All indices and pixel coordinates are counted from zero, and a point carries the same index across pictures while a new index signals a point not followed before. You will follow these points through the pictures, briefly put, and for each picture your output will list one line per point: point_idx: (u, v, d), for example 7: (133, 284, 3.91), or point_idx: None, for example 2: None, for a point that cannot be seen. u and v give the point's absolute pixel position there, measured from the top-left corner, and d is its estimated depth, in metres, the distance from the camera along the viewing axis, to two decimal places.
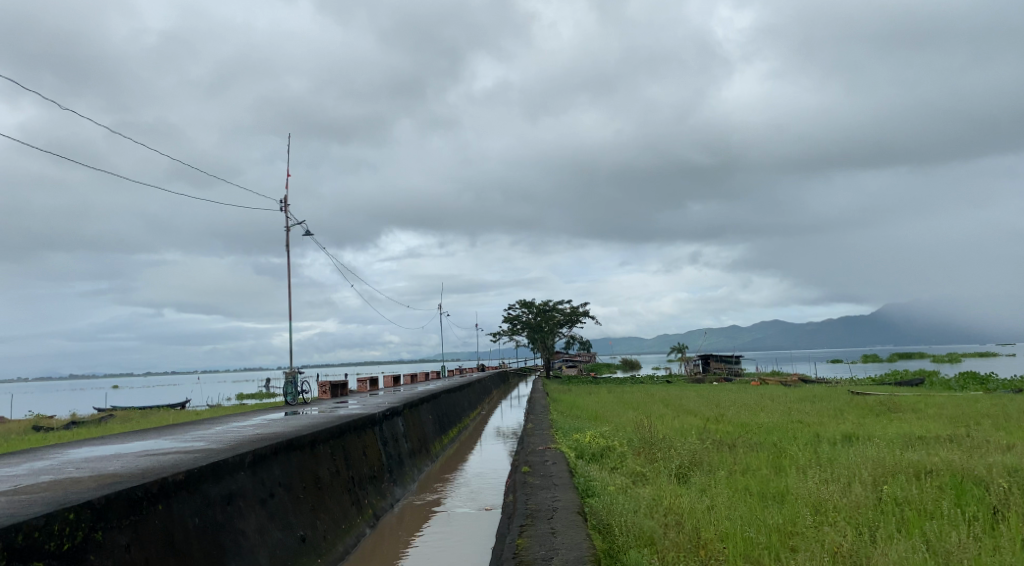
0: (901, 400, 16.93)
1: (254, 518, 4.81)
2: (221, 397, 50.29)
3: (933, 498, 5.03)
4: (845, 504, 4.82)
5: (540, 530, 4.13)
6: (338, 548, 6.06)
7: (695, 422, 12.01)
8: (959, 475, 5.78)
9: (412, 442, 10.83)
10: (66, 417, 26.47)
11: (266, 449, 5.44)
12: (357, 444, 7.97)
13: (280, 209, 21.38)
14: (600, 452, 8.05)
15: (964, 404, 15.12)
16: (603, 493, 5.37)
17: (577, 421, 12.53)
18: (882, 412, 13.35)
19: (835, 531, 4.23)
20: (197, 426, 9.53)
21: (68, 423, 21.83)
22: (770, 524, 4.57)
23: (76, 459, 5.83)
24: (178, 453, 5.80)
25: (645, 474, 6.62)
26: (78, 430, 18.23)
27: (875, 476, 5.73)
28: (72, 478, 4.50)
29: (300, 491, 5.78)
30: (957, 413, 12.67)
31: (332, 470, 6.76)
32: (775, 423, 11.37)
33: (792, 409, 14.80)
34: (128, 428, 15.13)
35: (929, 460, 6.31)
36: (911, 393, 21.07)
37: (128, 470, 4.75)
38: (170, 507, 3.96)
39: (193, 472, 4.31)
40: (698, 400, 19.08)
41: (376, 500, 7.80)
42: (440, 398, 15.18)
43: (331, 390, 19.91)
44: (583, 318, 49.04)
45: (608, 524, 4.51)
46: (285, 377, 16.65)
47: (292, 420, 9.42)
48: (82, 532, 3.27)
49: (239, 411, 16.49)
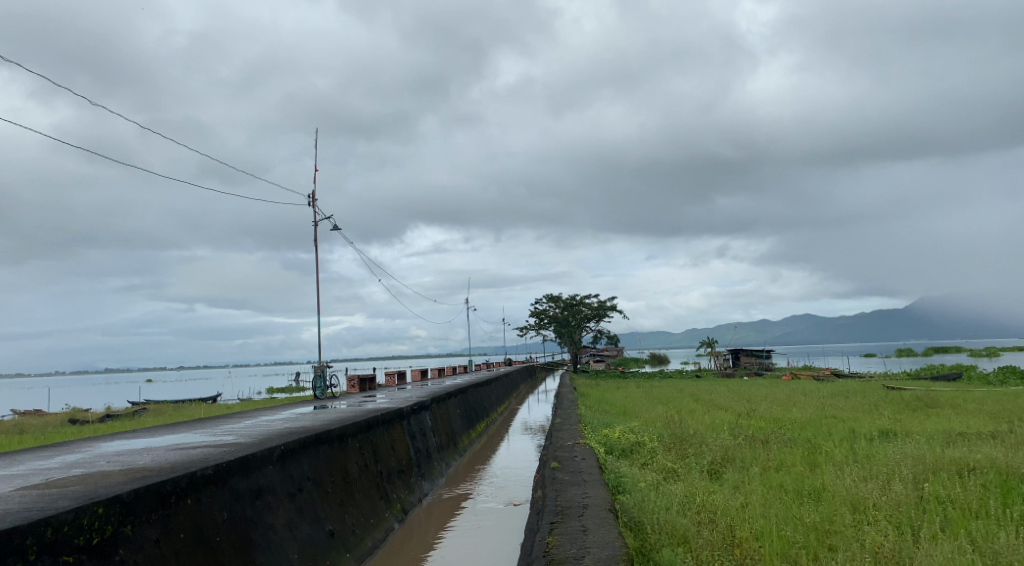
0: (940, 394, 16.40)
1: (283, 512, 4.83)
2: (253, 391, 51.18)
3: (979, 497, 4.83)
4: (886, 502, 4.64)
5: (571, 527, 4.06)
6: (367, 542, 6.07)
7: (726, 418, 11.84)
8: (1004, 472, 5.56)
9: (440, 437, 10.84)
10: (104, 411, 27.16)
11: (294, 443, 5.46)
12: (386, 438, 7.99)
13: (307, 205, 21.50)
14: (630, 449, 7.93)
15: (1006, 399, 14.65)
16: (635, 490, 5.28)
17: (605, 416, 12.45)
18: (920, 408, 12.97)
19: (875, 530, 4.08)
20: (227, 420, 9.66)
21: (104, 417, 22.36)
22: (808, 522, 4.44)
23: (108, 452, 5.93)
24: (207, 447, 5.86)
25: (676, 470, 6.52)
26: (114, 423, 18.69)
27: (915, 473, 5.55)
28: (103, 472, 4.58)
29: (329, 485, 5.80)
30: (1001, 410, 12.22)
31: (360, 464, 6.78)
32: (808, 419, 11.10)
33: (826, 404, 14.48)
34: (162, 422, 15.42)
35: (971, 457, 6.08)
36: (949, 387, 20.50)
37: (158, 464, 4.79)
38: (199, 502, 3.98)
39: (221, 466, 4.33)
40: (729, 395, 18.75)
41: (405, 494, 7.82)
42: (468, 393, 15.18)
43: (359, 385, 20.10)
44: (610, 313, 48.70)
45: (639, 522, 4.42)
46: (314, 371, 16.79)
47: (321, 415, 9.48)
48: (110, 527, 3.30)
49: (269, 405, 16.71)
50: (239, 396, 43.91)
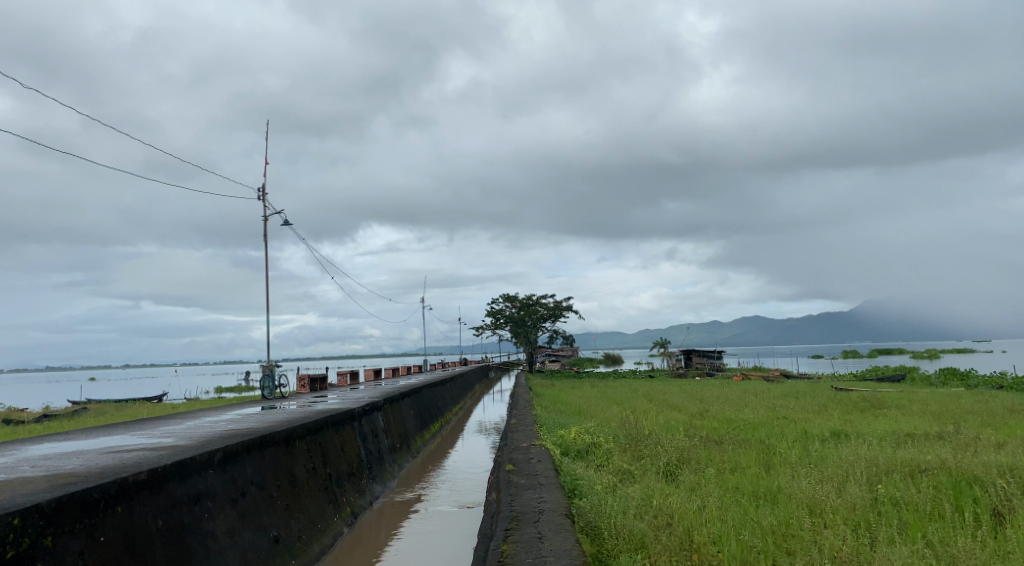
0: (886, 395, 16.84)
1: (223, 519, 4.54)
2: (203, 391, 49.71)
3: (932, 499, 4.91)
4: (842, 506, 4.65)
5: (526, 535, 3.91)
6: (314, 548, 5.80)
7: (681, 418, 11.88)
8: (954, 474, 5.66)
9: (392, 438, 10.57)
10: (37, 411, 25.80)
11: (237, 446, 5.15)
12: (335, 440, 7.70)
13: (257, 198, 20.75)
14: (586, 449, 7.86)
15: (948, 400, 15.20)
16: (590, 493, 5.17)
17: (561, 416, 12.38)
18: (867, 409, 13.30)
19: (834, 534, 4.06)
20: (168, 421, 9.13)
21: (39, 417, 21.18)
22: (765, 526, 4.42)
23: (34, 455, 5.52)
24: (143, 450, 5.50)
25: (631, 472, 6.46)
26: (51, 423, 17.82)
27: (869, 475, 5.62)
28: (24, 477, 4.19)
29: (274, 489, 5.51)
30: (943, 411, 12.68)
31: (308, 467, 6.49)
32: (761, 420, 11.22)
33: (777, 405, 14.72)
34: (99, 422, 14.65)
35: (922, 459, 6.19)
36: (894, 389, 21.12)
37: (87, 468, 4.45)
38: (131, 510, 3.68)
39: (156, 471, 4.02)
40: (683, 395, 18.99)
41: (355, 498, 7.56)
42: (422, 393, 14.89)
43: (310, 384, 19.56)
44: (566, 313, 48.90)
45: (597, 526, 4.30)
46: (262, 371, 16.24)
47: (268, 415, 9.10)
48: (28, 539, 2.98)
49: (214, 406, 16.04)
50: (187, 395, 42.52)
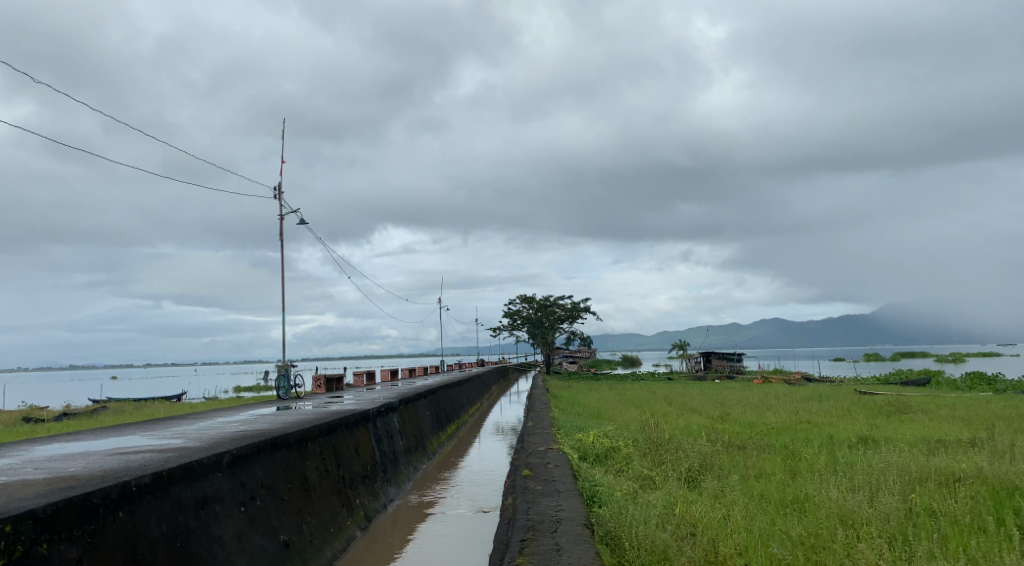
0: (913, 400, 16.32)
1: (231, 523, 4.41)
2: (219, 390, 49.89)
3: (971, 511, 4.65)
4: (876, 517, 4.42)
5: (543, 546, 3.72)
6: (326, 553, 5.66)
7: (701, 422, 11.61)
8: (993, 483, 5.39)
9: (407, 440, 10.42)
10: (59, 409, 26.00)
11: (247, 448, 5.02)
12: (349, 442, 7.55)
13: (274, 198, 20.76)
14: (605, 454, 7.66)
15: (976, 405, 14.74)
16: (610, 501, 4.97)
17: (579, 419, 12.16)
18: (892, 413, 12.91)
19: (868, 548, 3.83)
20: (181, 421, 9.03)
21: (60, 415, 21.34)
22: (794, 537, 4.19)
23: (38, 457, 5.41)
24: (151, 452, 5.38)
25: (652, 478, 6.27)
26: (70, 421, 18.07)
27: (902, 484, 5.36)
28: (25, 481, 4.07)
29: (285, 493, 5.38)
30: (972, 415, 12.33)
31: (321, 469, 6.35)
32: (785, 424, 10.92)
33: (800, 408, 14.40)
34: (114, 422, 14.59)
35: (957, 466, 5.92)
36: (920, 392, 20.59)
37: (89, 472, 4.33)
38: (133, 515, 3.56)
39: (161, 474, 3.90)
40: (701, 397, 18.62)
41: (368, 501, 7.41)
42: (438, 394, 14.74)
43: (325, 385, 19.45)
44: (583, 314, 48.59)
45: (617, 536, 4.12)
46: (278, 371, 16.16)
47: (282, 416, 9.00)
48: (22, 546, 2.86)
49: (229, 405, 15.98)
50: (204, 394, 42.50)
